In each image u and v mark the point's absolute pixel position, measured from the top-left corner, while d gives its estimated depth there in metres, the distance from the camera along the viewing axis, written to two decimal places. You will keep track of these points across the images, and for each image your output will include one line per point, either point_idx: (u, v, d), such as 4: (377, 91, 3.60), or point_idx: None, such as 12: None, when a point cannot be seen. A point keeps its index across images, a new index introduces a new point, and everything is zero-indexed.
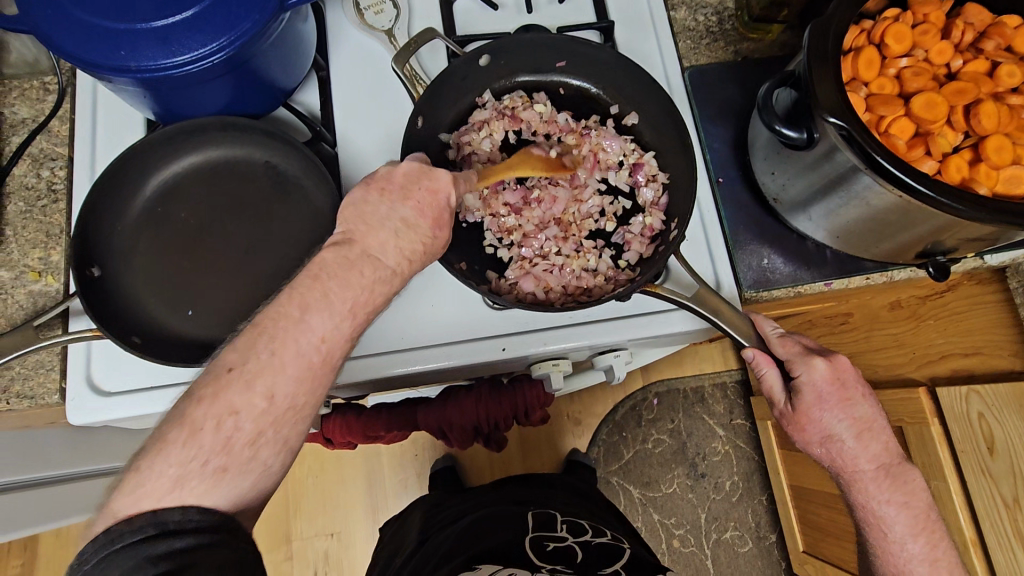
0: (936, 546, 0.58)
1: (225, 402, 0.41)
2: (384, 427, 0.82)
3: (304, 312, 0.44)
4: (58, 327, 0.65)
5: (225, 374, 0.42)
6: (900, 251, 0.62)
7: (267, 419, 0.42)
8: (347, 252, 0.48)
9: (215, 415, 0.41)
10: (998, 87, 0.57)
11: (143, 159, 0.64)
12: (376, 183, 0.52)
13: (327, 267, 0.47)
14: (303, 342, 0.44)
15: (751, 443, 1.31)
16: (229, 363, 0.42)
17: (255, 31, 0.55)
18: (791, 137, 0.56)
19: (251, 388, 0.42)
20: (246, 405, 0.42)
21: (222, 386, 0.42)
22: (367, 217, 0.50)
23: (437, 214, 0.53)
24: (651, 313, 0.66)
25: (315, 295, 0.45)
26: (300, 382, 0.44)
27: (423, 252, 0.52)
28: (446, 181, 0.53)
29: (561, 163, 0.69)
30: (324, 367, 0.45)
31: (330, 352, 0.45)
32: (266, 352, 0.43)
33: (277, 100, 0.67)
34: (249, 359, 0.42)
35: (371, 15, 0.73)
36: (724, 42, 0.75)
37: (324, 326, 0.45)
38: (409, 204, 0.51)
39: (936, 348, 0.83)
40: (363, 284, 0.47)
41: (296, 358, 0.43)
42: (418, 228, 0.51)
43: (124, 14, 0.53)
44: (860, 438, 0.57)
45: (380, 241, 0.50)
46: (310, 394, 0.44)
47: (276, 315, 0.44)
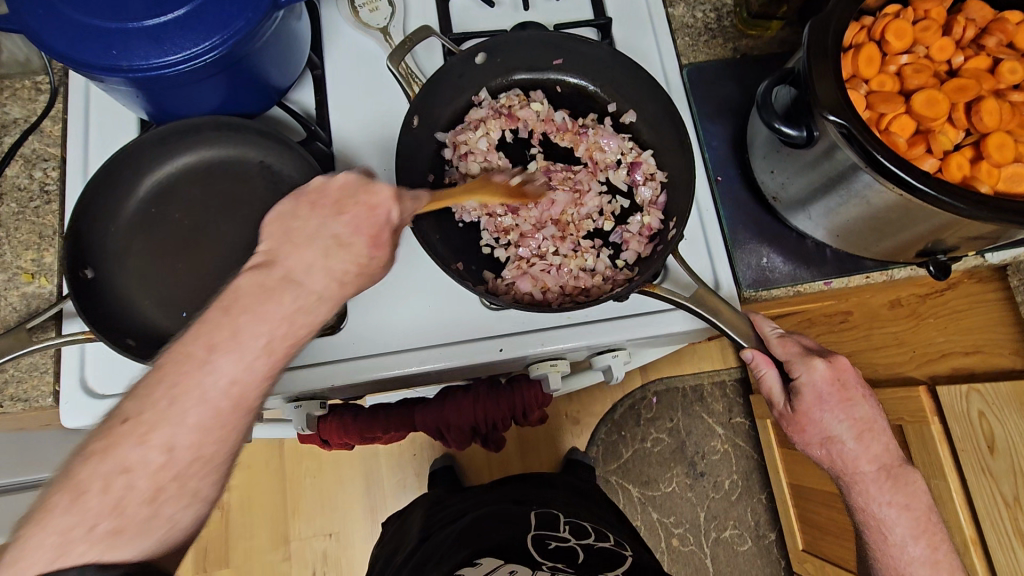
0: (937, 548, 0.58)
1: (117, 459, 0.39)
2: (381, 428, 0.82)
3: (210, 354, 0.41)
4: (52, 329, 0.65)
5: (119, 428, 0.39)
6: (900, 250, 0.62)
7: (166, 474, 0.40)
8: (266, 276, 0.45)
9: (104, 474, 0.38)
10: (1000, 84, 0.56)
11: (137, 160, 0.63)
12: (309, 196, 0.49)
13: (240, 298, 0.43)
14: (209, 387, 0.41)
15: (750, 442, 1.31)
16: (125, 414, 0.40)
17: (249, 30, 0.54)
18: (790, 135, 0.55)
19: (146, 442, 0.39)
20: (141, 462, 0.39)
21: (114, 441, 0.39)
22: (291, 232, 0.47)
23: (373, 232, 0.49)
24: (649, 313, 0.66)
25: (223, 334, 0.42)
26: (203, 432, 0.41)
27: (358, 273, 0.49)
28: (386, 196, 0.50)
29: (521, 191, 0.64)
30: (236, 412, 0.42)
31: (241, 396, 0.42)
32: (164, 402, 0.40)
33: (271, 100, 0.67)
34: (145, 411, 0.40)
35: (366, 13, 0.72)
36: (722, 39, 0.75)
37: (234, 369, 0.42)
38: (342, 219, 0.49)
39: (936, 347, 0.82)
40: (281, 314, 0.44)
41: (200, 405, 0.41)
42: (352, 247, 0.48)
43: (116, 13, 0.52)
44: (860, 439, 0.57)
45: (305, 262, 0.46)
46: (216, 444, 0.41)
47: (177, 358, 0.41)
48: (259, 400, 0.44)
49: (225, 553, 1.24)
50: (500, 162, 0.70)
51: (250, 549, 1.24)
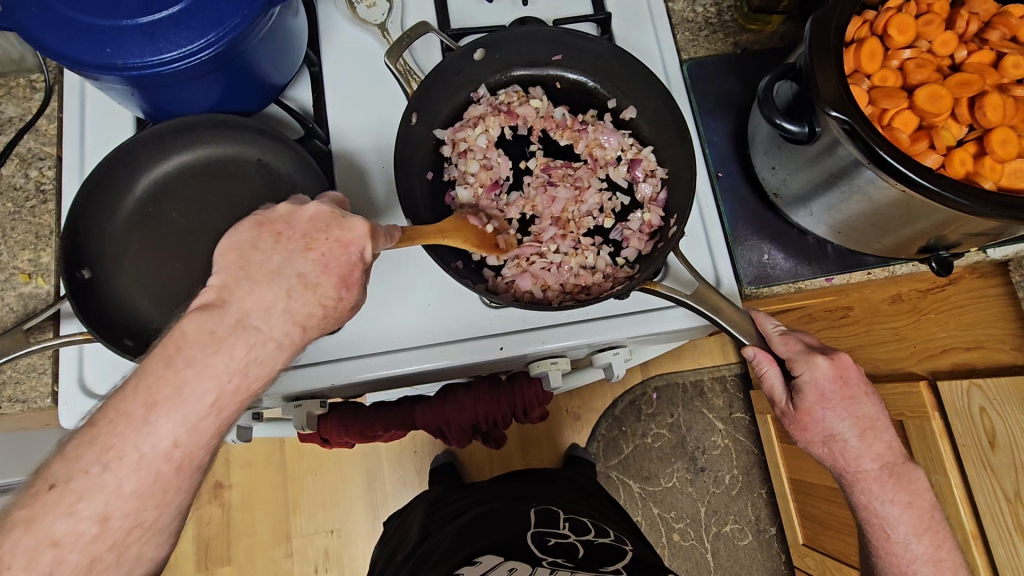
0: (940, 547, 0.58)
1: (43, 534, 0.35)
2: (382, 426, 0.83)
3: (150, 414, 0.38)
4: (50, 330, 0.64)
5: (46, 495, 0.36)
6: (902, 246, 0.61)
7: (103, 544, 0.36)
8: (217, 322, 0.40)
9: (29, 550, 0.35)
10: (1004, 78, 0.56)
11: (133, 158, 0.62)
12: (273, 225, 0.46)
13: (183, 347, 0.39)
14: (145, 452, 0.37)
15: (751, 437, 1.31)
16: (52, 480, 0.36)
17: (244, 27, 0.54)
18: (792, 131, 0.55)
19: (76, 513, 0.36)
20: (70, 534, 0.36)
21: (41, 511, 0.35)
22: (250, 266, 0.43)
23: (345, 271, 0.46)
24: (650, 310, 0.66)
25: (165, 391, 0.38)
26: (143, 498, 0.37)
27: (321, 316, 0.45)
28: (361, 232, 0.47)
29: (494, 243, 0.63)
30: (181, 474, 0.39)
31: (187, 458, 0.39)
32: (95, 468, 0.36)
33: (268, 97, 0.66)
34: (75, 477, 0.36)
35: (364, 9, 0.71)
36: (723, 33, 0.74)
37: (177, 430, 0.38)
38: (310, 256, 0.45)
39: (937, 343, 0.82)
40: (231, 368, 0.40)
41: (137, 472, 0.37)
42: (319, 287, 0.45)
43: (111, 11, 0.52)
44: (863, 437, 0.57)
45: (264, 303, 0.42)
46: (161, 507, 0.38)
47: (112, 418, 0.37)
48: (207, 458, 0.41)
49: (227, 551, 1.24)
50: (499, 160, 0.69)
51: (251, 546, 1.24)
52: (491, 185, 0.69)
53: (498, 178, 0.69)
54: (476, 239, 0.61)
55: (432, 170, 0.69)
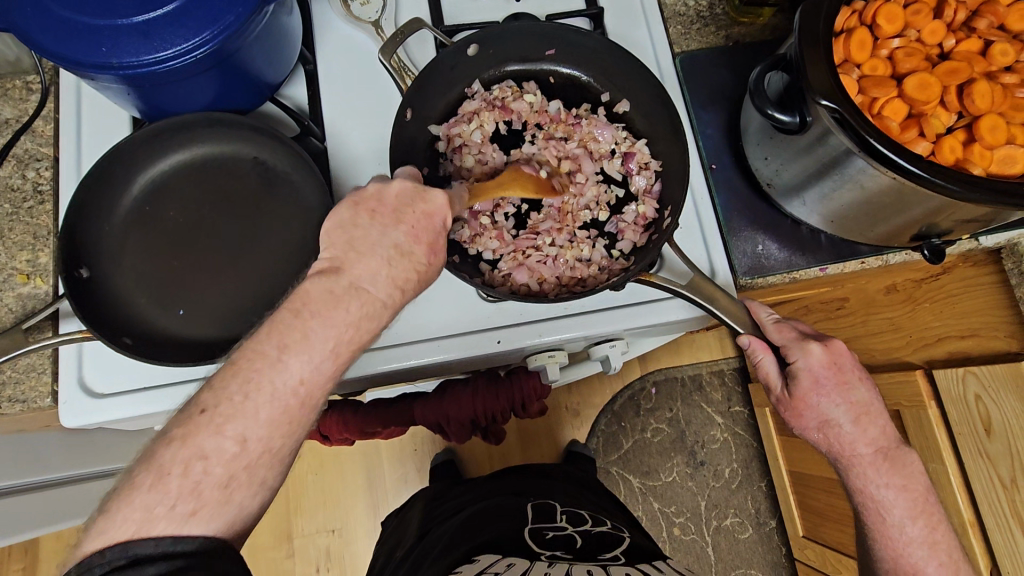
0: (934, 529, 0.58)
1: (195, 447, 0.39)
2: (380, 422, 0.83)
3: (282, 353, 0.42)
4: (49, 329, 0.65)
5: (197, 417, 0.40)
6: (895, 234, 0.62)
7: (239, 464, 0.40)
8: (334, 284, 0.44)
9: (183, 460, 0.38)
10: (992, 66, 0.56)
11: (129, 157, 0.63)
12: (366, 202, 0.48)
13: (308, 303, 0.43)
14: (279, 384, 0.41)
15: (750, 431, 1.32)
16: (202, 405, 0.40)
17: (239, 25, 0.54)
18: (784, 121, 0.55)
19: (221, 433, 0.39)
20: (217, 450, 0.39)
21: (194, 429, 0.39)
22: (355, 241, 0.46)
23: (432, 239, 0.49)
24: (646, 302, 0.66)
25: (295, 335, 0.42)
26: (274, 426, 0.41)
27: (416, 281, 0.48)
28: (442, 203, 0.50)
29: (550, 186, 0.67)
30: (303, 409, 0.42)
31: (309, 395, 0.43)
32: (239, 395, 0.40)
33: (263, 95, 0.67)
34: (222, 402, 0.40)
35: (357, 6, 0.72)
36: (714, 27, 0.75)
37: (303, 368, 0.42)
38: (403, 228, 0.48)
39: (932, 332, 0.81)
40: (348, 321, 0.44)
41: (271, 402, 0.41)
42: (413, 255, 0.48)
43: (106, 10, 0.52)
44: (857, 422, 0.57)
45: (370, 270, 0.46)
46: (285, 438, 0.42)
47: (250, 354, 0.41)
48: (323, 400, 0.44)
49: None
50: (494, 155, 0.70)
51: (252, 547, 1.25)
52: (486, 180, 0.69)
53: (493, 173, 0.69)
54: (535, 185, 0.65)
55: (427, 166, 0.69)
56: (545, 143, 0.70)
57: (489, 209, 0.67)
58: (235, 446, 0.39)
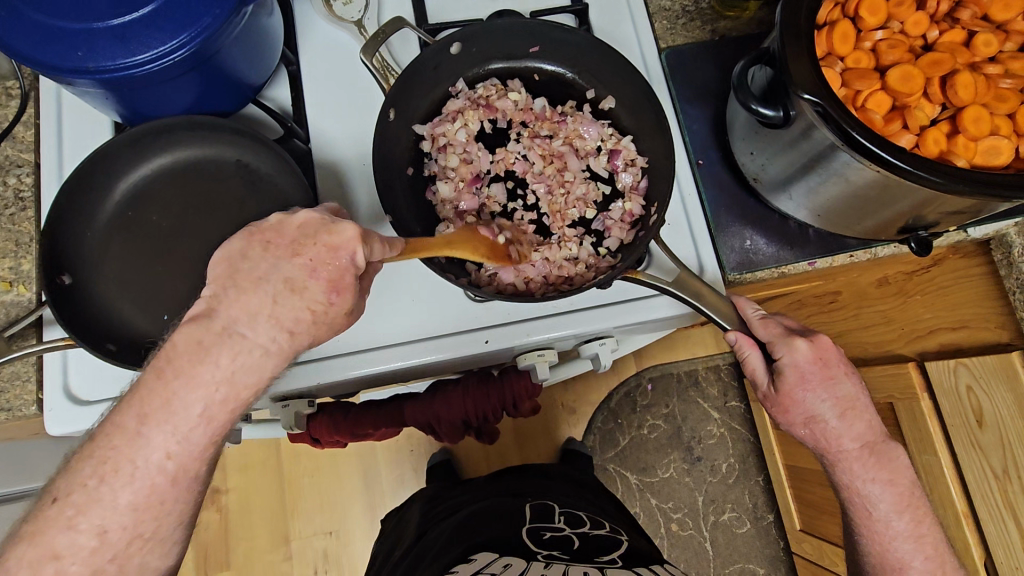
0: (921, 522, 0.58)
1: (47, 546, 0.38)
2: (372, 424, 0.82)
3: (141, 428, 0.40)
4: (32, 337, 0.64)
5: (49, 510, 0.39)
6: (882, 227, 0.62)
7: (103, 556, 0.40)
8: (203, 330, 0.42)
9: (32, 561, 0.38)
10: (976, 56, 0.56)
11: (111, 162, 0.62)
12: (263, 234, 0.46)
13: (173, 359, 0.41)
14: (139, 464, 0.40)
15: (747, 425, 1.31)
16: (54, 494, 0.39)
17: (216, 27, 0.53)
18: (767, 116, 0.55)
19: (74, 527, 0.39)
20: (71, 547, 0.39)
21: (45, 524, 0.39)
22: (239, 274, 0.44)
23: (333, 276, 0.45)
24: (635, 299, 0.66)
25: (157, 404, 0.41)
26: (139, 510, 0.40)
27: (312, 320, 0.45)
28: (350, 237, 0.45)
29: (505, 253, 0.63)
30: (176, 485, 0.41)
31: (181, 469, 0.41)
32: (92, 480, 0.39)
33: (245, 97, 0.66)
34: (75, 491, 0.39)
35: (340, 6, 0.71)
36: (700, 21, 0.74)
37: (166, 443, 0.41)
38: (297, 261, 0.44)
39: (923, 323, 0.81)
40: (217, 378, 0.41)
41: (131, 486, 0.40)
42: (307, 292, 0.44)
43: (81, 14, 0.51)
44: (844, 417, 0.57)
45: (249, 310, 0.43)
46: (156, 519, 0.41)
47: (110, 434, 0.40)
48: (204, 467, 0.43)
49: (225, 555, 1.24)
50: (479, 154, 0.69)
51: (248, 550, 1.24)
52: (471, 181, 0.69)
53: (478, 174, 0.69)
54: (488, 249, 0.61)
55: (411, 164, 0.69)
56: (530, 142, 0.70)
57: (475, 207, 0.68)
58: (93, 539, 0.39)
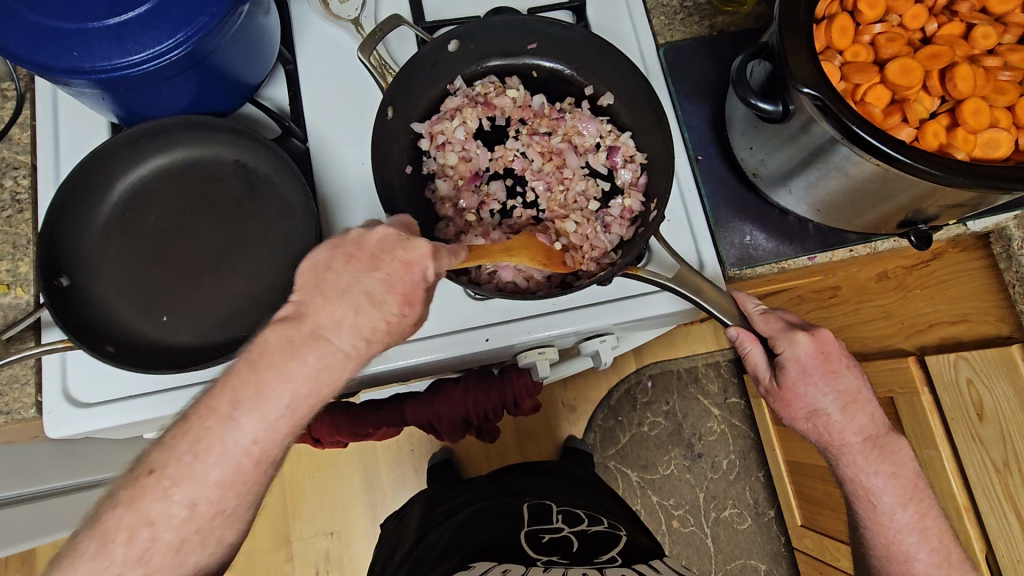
0: (924, 515, 0.58)
1: (141, 513, 0.41)
2: (373, 424, 0.83)
3: (235, 412, 0.43)
4: (31, 339, 0.64)
5: (145, 479, 0.41)
6: (883, 221, 0.61)
7: (190, 526, 0.42)
8: (293, 331, 0.45)
9: (129, 526, 0.41)
10: (974, 49, 0.56)
11: (108, 163, 0.62)
12: (345, 247, 0.48)
13: (266, 353, 0.44)
14: (229, 445, 0.43)
15: (747, 421, 1.32)
16: (151, 466, 0.42)
17: (213, 26, 0.53)
18: (767, 110, 0.55)
19: (168, 497, 0.41)
20: (164, 515, 0.41)
21: (141, 493, 0.41)
22: (323, 284, 0.46)
23: (407, 291, 0.48)
24: (635, 295, 0.66)
25: (249, 392, 0.43)
26: (225, 488, 0.43)
27: (385, 330, 0.48)
28: (424, 253, 0.48)
29: (561, 260, 0.63)
30: (257, 467, 0.44)
31: (263, 453, 0.44)
32: (187, 456, 0.42)
33: (242, 97, 0.66)
34: (170, 464, 0.42)
35: (337, 4, 0.71)
36: (698, 17, 0.74)
37: (256, 428, 0.43)
38: (377, 275, 0.47)
39: (922, 317, 0.81)
40: (305, 374, 0.44)
41: (221, 464, 0.43)
42: (384, 304, 0.47)
43: (76, 14, 0.51)
44: (846, 411, 0.57)
45: (333, 316, 0.45)
46: (238, 498, 0.44)
47: (204, 414, 0.43)
48: (282, 453, 0.46)
49: None
50: (478, 152, 0.69)
51: (250, 551, 1.24)
52: (470, 178, 0.69)
53: (477, 171, 0.69)
54: (545, 258, 0.62)
55: (410, 163, 0.69)
56: (528, 139, 0.70)
57: (474, 205, 0.68)
58: (182, 510, 0.42)
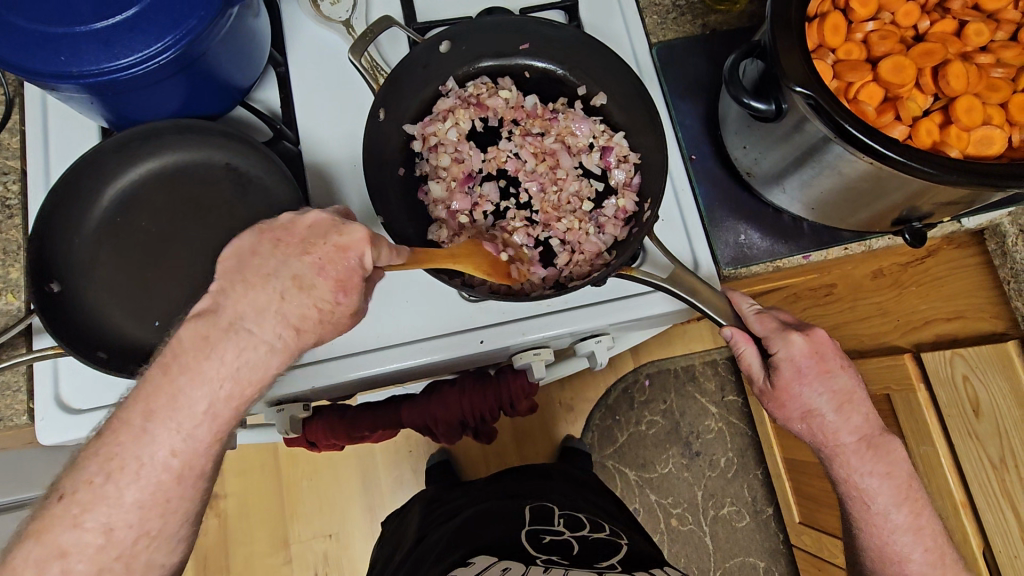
0: (919, 515, 0.58)
1: (51, 544, 0.40)
2: (369, 426, 0.82)
3: (146, 424, 0.42)
4: (22, 345, 0.63)
5: (55, 507, 0.41)
6: (877, 219, 0.61)
7: (108, 555, 0.41)
8: (209, 326, 0.43)
9: (39, 560, 0.40)
10: (967, 46, 0.56)
11: (98, 167, 0.61)
12: (273, 232, 0.47)
13: (178, 355, 0.43)
14: (145, 461, 0.42)
15: (745, 419, 1.32)
16: (60, 492, 0.41)
17: (201, 29, 0.53)
18: (760, 109, 0.55)
19: (79, 526, 0.40)
20: (76, 545, 0.40)
21: (48, 523, 0.40)
22: (247, 269, 0.45)
23: (342, 276, 0.46)
24: (631, 295, 0.65)
25: (159, 401, 0.42)
26: (144, 508, 0.42)
27: (318, 318, 0.46)
28: (360, 238, 0.47)
29: (506, 270, 0.62)
30: (180, 483, 0.43)
31: (185, 467, 0.43)
32: (98, 478, 0.41)
33: (233, 100, 0.65)
34: (80, 488, 0.41)
35: (327, 5, 0.71)
36: (691, 15, 0.74)
37: (172, 441, 0.42)
38: (307, 259, 0.46)
39: (919, 315, 0.80)
40: (221, 374, 0.43)
41: (136, 483, 0.42)
42: (315, 290, 0.46)
43: (63, 18, 0.51)
44: (840, 411, 0.57)
45: (257, 305, 0.44)
46: (162, 517, 0.43)
47: (115, 431, 0.42)
48: (209, 463, 0.45)
49: (225, 560, 1.23)
50: (471, 153, 0.69)
51: (248, 554, 1.24)
52: (464, 180, 0.68)
53: (470, 173, 0.68)
54: (489, 269, 0.60)
55: (403, 166, 0.69)
56: (521, 139, 0.69)
57: (468, 207, 0.67)
58: (97, 537, 0.41)
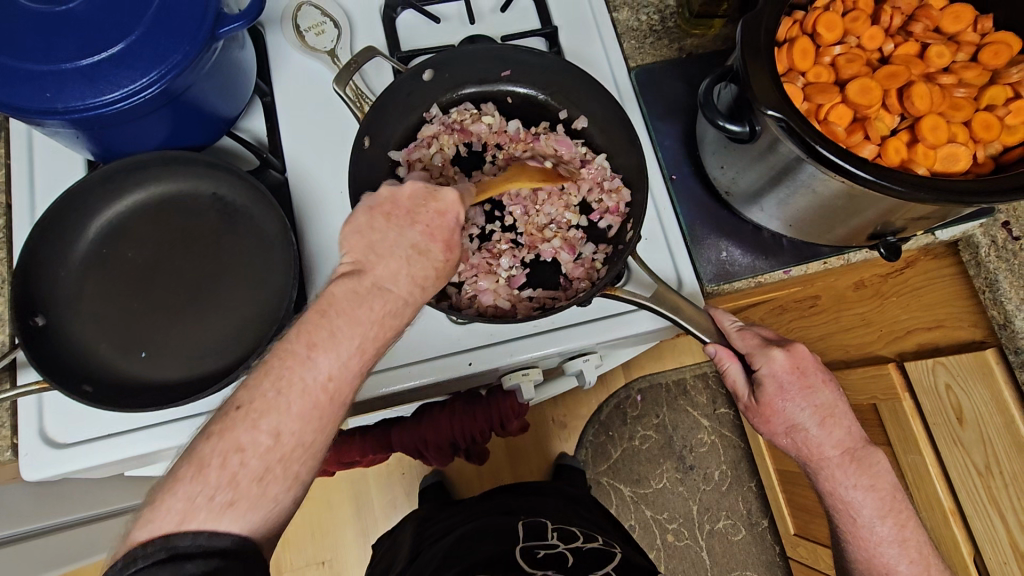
0: (905, 526, 0.59)
1: (232, 440, 0.40)
2: (359, 452, 0.84)
3: (311, 352, 0.42)
4: (7, 380, 0.63)
5: (233, 413, 0.41)
6: (853, 235, 0.63)
7: (274, 457, 0.40)
8: (356, 285, 0.46)
9: (221, 452, 0.39)
10: (930, 67, 0.58)
11: (84, 201, 0.62)
12: (381, 207, 0.50)
13: (334, 301, 0.45)
14: (309, 381, 0.42)
15: (737, 432, 1.32)
16: (237, 402, 0.41)
17: (187, 63, 0.53)
18: (734, 131, 0.56)
19: (257, 427, 0.40)
20: (252, 443, 0.40)
21: (229, 424, 0.40)
22: (374, 245, 0.48)
23: (448, 237, 0.50)
24: (615, 315, 0.66)
25: (323, 334, 0.43)
26: (305, 421, 0.41)
27: (437, 278, 0.50)
28: (453, 200, 0.51)
29: (557, 172, 0.69)
30: (333, 405, 0.43)
31: (338, 390, 0.43)
32: (271, 391, 0.41)
33: (219, 131, 0.66)
34: (255, 399, 0.41)
35: (312, 36, 0.72)
36: (667, 39, 0.76)
37: (332, 365, 0.43)
38: (418, 228, 0.49)
39: (901, 325, 0.81)
40: (372, 319, 0.45)
41: (303, 397, 0.42)
42: (430, 254, 0.49)
43: (47, 56, 0.51)
44: (823, 425, 0.58)
45: (392, 271, 0.47)
46: (317, 432, 0.42)
47: (282, 355, 0.42)
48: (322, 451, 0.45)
49: None
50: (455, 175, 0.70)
51: None
52: None
53: None
54: (540, 176, 0.67)
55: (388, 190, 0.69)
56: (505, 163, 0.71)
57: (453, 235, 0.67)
58: (270, 439, 0.40)
